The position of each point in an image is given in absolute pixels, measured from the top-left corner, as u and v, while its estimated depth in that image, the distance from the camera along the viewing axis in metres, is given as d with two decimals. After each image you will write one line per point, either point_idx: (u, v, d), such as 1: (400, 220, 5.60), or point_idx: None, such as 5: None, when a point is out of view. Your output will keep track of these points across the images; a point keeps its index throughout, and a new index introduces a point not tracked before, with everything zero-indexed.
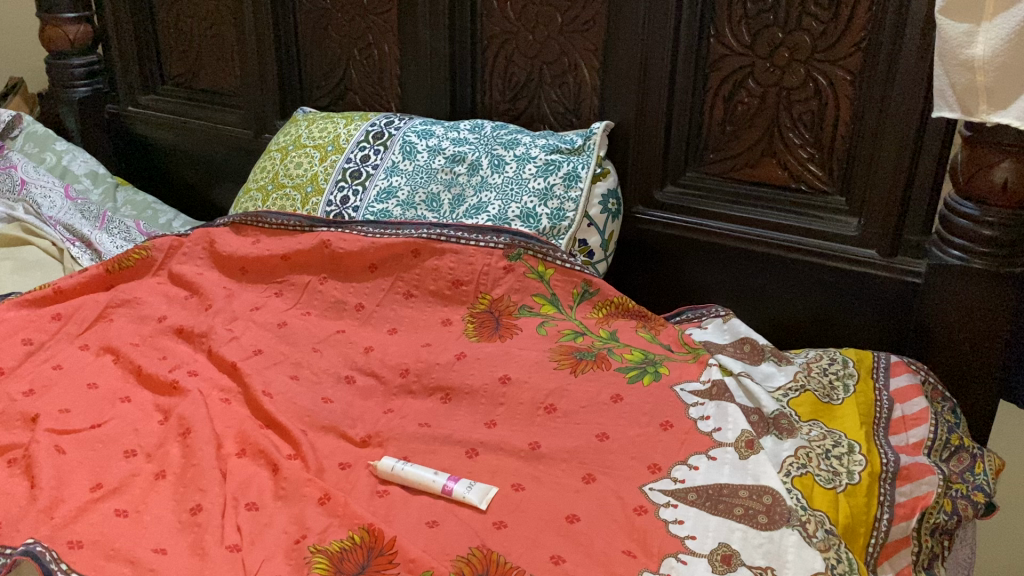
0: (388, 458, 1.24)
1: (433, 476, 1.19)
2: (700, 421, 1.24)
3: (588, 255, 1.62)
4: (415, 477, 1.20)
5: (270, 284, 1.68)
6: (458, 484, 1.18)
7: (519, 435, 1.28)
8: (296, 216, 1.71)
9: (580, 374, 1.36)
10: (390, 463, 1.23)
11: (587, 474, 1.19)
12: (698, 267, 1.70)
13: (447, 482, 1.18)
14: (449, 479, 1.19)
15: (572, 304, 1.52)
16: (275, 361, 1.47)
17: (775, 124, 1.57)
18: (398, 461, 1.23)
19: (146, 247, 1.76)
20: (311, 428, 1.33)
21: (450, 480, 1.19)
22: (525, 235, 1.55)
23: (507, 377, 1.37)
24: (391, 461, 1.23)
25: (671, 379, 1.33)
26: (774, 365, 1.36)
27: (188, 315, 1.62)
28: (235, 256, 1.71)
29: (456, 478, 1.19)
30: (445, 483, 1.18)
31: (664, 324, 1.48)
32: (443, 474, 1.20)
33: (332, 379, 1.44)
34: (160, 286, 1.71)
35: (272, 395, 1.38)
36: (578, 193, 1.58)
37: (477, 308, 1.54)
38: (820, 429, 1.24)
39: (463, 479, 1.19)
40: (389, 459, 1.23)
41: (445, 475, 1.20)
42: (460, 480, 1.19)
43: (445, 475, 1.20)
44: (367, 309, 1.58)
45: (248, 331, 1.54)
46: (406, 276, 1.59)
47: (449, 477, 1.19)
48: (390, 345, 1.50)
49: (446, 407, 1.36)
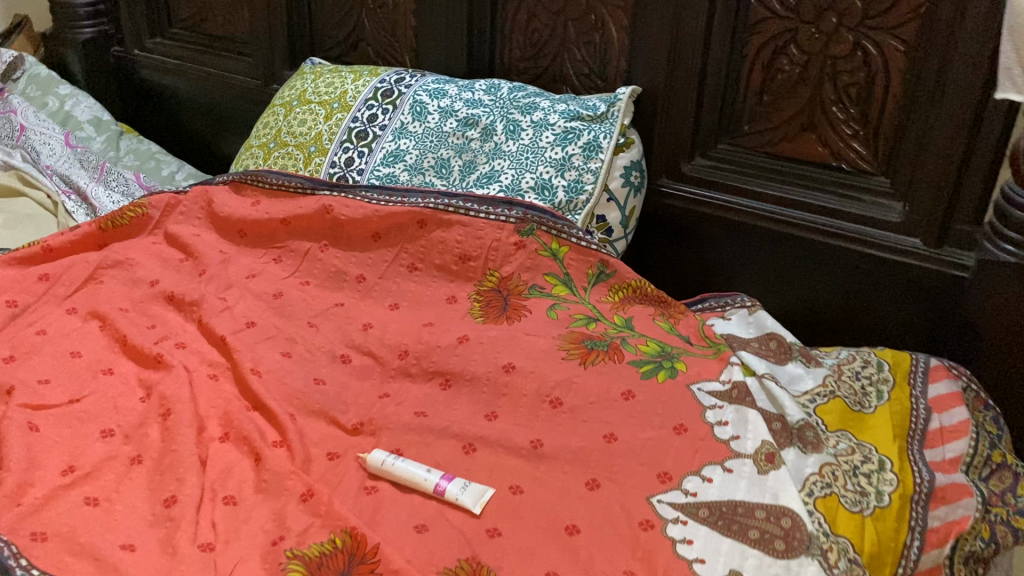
0: (378, 451, 1.16)
1: (426, 474, 1.12)
2: (717, 427, 1.14)
3: (606, 233, 1.50)
4: (407, 474, 1.12)
5: (269, 249, 1.59)
6: (452, 484, 1.10)
7: (521, 432, 1.19)
8: (297, 177, 1.60)
9: (589, 367, 1.26)
10: (381, 457, 1.15)
11: (591, 480, 1.10)
12: (724, 249, 1.58)
13: (439, 482, 1.11)
14: (442, 477, 1.11)
15: (587, 285, 1.41)
16: (267, 336, 1.38)
17: (818, 95, 1.43)
18: (391, 455, 1.15)
19: (142, 205, 1.67)
20: (301, 413, 1.25)
21: (443, 479, 1.11)
22: (539, 209, 1.44)
23: (511, 365, 1.27)
24: (383, 454, 1.15)
25: (687, 377, 1.22)
26: (802, 367, 1.23)
27: (181, 281, 1.53)
28: (233, 218, 1.62)
29: (449, 477, 1.12)
30: (438, 482, 1.11)
31: (684, 313, 1.37)
32: (436, 472, 1.13)
33: (326, 357, 1.35)
34: (155, 247, 1.63)
35: (262, 373, 1.30)
36: (599, 165, 1.46)
37: (485, 287, 1.44)
38: (849, 440, 1.12)
39: (457, 478, 1.12)
40: (380, 452, 1.16)
41: (438, 473, 1.12)
42: (454, 478, 1.11)
43: (438, 473, 1.12)
44: (369, 282, 1.49)
45: (242, 300, 1.46)
46: (411, 248, 1.49)
47: (442, 475, 1.12)
48: (391, 322, 1.41)
49: (446, 394, 1.27)
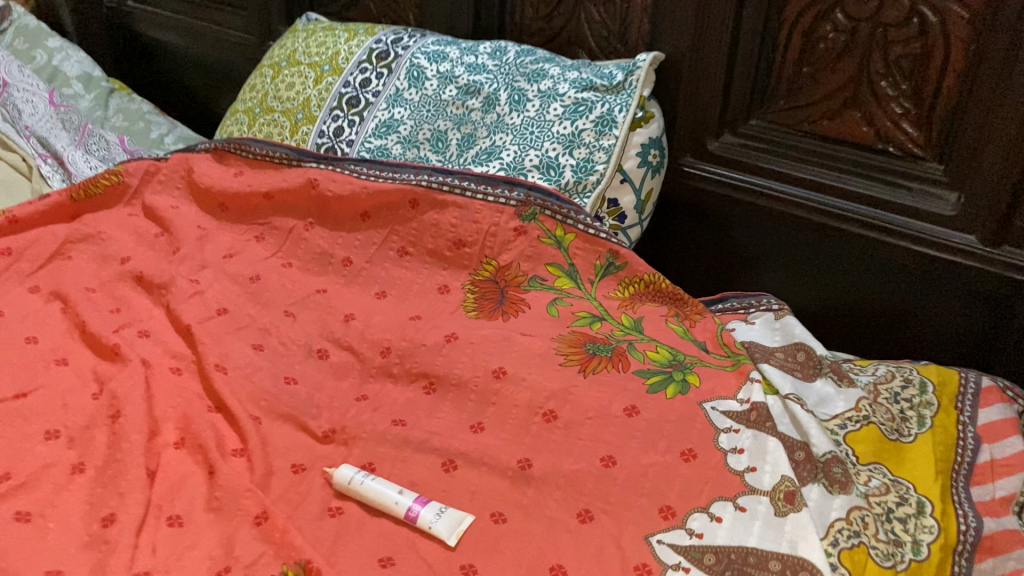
0: (348, 466, 1.03)
1: (397, 496, 0.99)
2: (731, 455, 0.99)
3: (618, 219, 1.35)
4: (376, 496, 1.00)
5: (251, 225, 1.46)
6: (425, 509, 0.97)
7: (508, 449, 1.05)
8: (283, 147, 1.47)
9: (589, 376, 1.11)
10: (349, 474, 1.02)
11: (584, 511, 0.97)
12: (754, 237, 1.43)
13: (411, 506, 0.98)
14: (415, 500, 0.99)
15: (594, 278, 1.26)
16: (239, 326, 1.26)
17: (865, 67, 1.24)
18: (362, 472, 1.03)
19: (118, 172, 1.55)
20: (267, 416, 1.12)
21: (416, 503, 0.98)
22: (543, 190, 1.29)
23: (501, 370, 1.13)
24: (352, 471, 1.02)
25: (700, 394, 1.07)
26: (832, 386, 1.07)
27: (154, 258, 1.41)
28: (214, 190, 1.49)
29: (424, 499, 0.99)
30: (410, 506, 0.98)
31: (701, 314, 1.22)
32: (410, 494, 1.00)
33: (302, 352, 1.22)
34: (131, 219, 1.51)
35: (227, 369, 1.18)
36: (612, 142, 1.30)
37: (480, 277, 1.29)
38: (883, 476, 0.97)
39: (433, 501, 0.99)
40: (349, 468, 1.03)
41: (411, 494, 1.00)
42: (429, 502, 0.99)
43: (412, 495, 1.00)
44: (355, 266, 1.36)
45: (215, 283, 1.33)
46: (402, 230, 1.35)
47: (415, 498, 0.99)
48: (375, 314, 1.28)
49: (429, 401, 1.14)
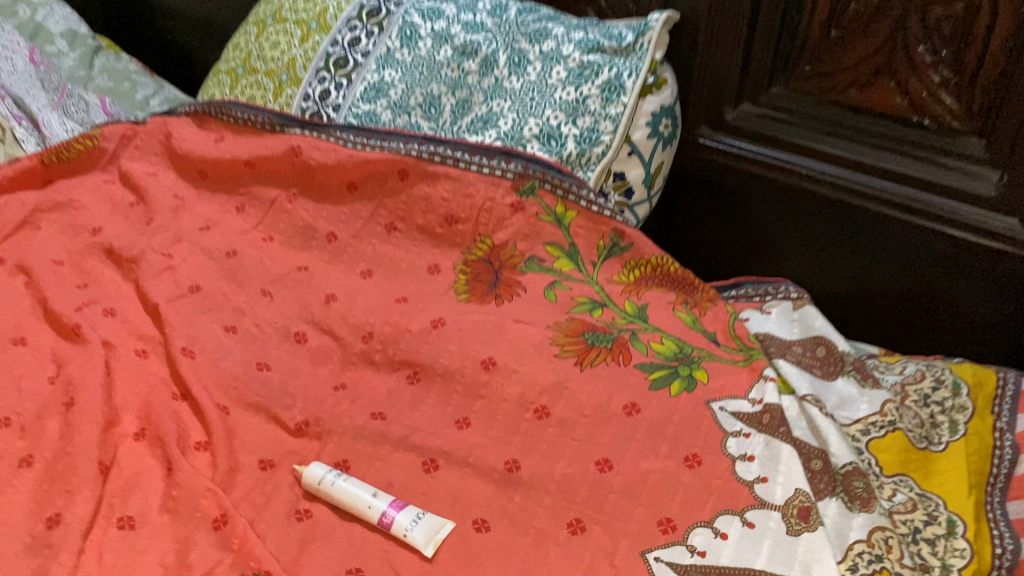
0: (318, 464, 0.94)
1: (369, 500, 0.90)
2: (740, 462, 0.89)
3: (625, 195, 1.24)
4: (348, 499, 0.91)
5: (231, 196, 1.37)
6: (400, 515, 0.88)
7: (495, 449, 0.96)
8: (265, 111, 1.37)
9: (586, 370, 1.01)
10: (319, 473, 0.93)
11: (574, 521, 0.87)
12: (773, 215, 1.32)
13: (385, 512, 0.89)
14: (390, 505, 0.90)
15: (596, 260, 1.16)
16: (212, 306, 1.17)
17: (901, 31, 1.10)
18: (333, 471, 0.94)
19: (94, 136, 1.45)
20: (236, 407, 1.04)
21: (390, 508, 0.89)
22: (544, 161, 1.18)
23: (491, 361, 1.04)
24: (322, 470, 0.93)
25: (707, 392, 0.97)
26: (855, 386, 0.97)
27: (127, 229, 1.32)
28: (193, 157, 1.39)
29: (399, 504, 0.90)
30: (385, 511, 0.89)
31: (712, 301, 1.11)
32: (384, 497, 0.91)
33: (277, 335, 1.13)
34: (107, 186, 1.42)
35: (195, 354, 1.09)
36: (620, 110, 1.18)
37: (474, 256, 1.20)
38: (909, 491, 0.87)
39: (410, 505, 0.90)
40: (319, 467, 0.94)
41: (386, 498, 0.91)
42: (405, 506, 0.90)
43: (386, 499, 0.91)
44: (340, 242, 1.26)
45: (189, 258, 1.24)
46: (390, 203, 1.25)
47: (390, 502, 0.90)
48: (359, 295, 1.18)
49: (412, 392, 1.04)
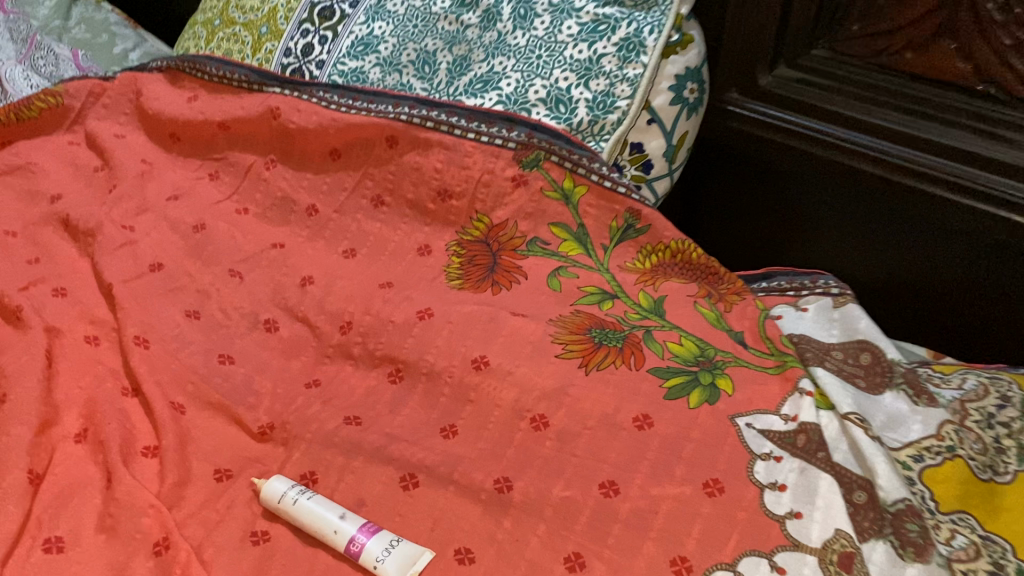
0: (280, 479, 0.82)
1: (336, 523, 0.77)
2: (769, 491, 0.76)
3: (643, 169, 1.09)
4: (312, 521, 0.78)
5: (205, 161, 1.24)
6: (370, 543, 0.75)
7: (483, 464, 0.82)
8: (243, 68, 1.25)
9: (592, 373, 0.87)
10: (281, 490, 0.80)
11: (572, 555, 0.74)
12: (811, 193, 1.16)
13: (353, 538, 0.76)
14: (359, 529, 0.76)
15: (607, 243, 1.02)
16: (174, 288, 1.04)
17: None
18: (297, 487, 0.81)
19: (56, 94, 1.33)
20: (193, 405, 0.91)
21: (360, 533, 0.76)
22: (550, 129, 1.04)
23: (483, 360, 0.90)
24: (284, 486, 0.81)
25: (732, 405, 0.83)
26: (906, 402, 0.83)
27: (88, 197, 1.19)
28: (164, 117, 1.26)
29: (371, 528, 0.77)
30: (353, 536, 0.76)
31: (739, 295, 0.97)
32: (353, 519, 0.78)
33: (245, 323, 1.01)
34: (70, 148, 1.29)
35: (149, 343, 0.96)
36: (639, 71, 1.01)
37: (469, 236, 1.06)
38: (971, 534, 0.73)
39: (383, 530, 0.77)
40: (281, 482, 0.81)
41: (356, 520, 0.77)
42: (377, 531, 0.76)
43: (356, 521, 0.77)
44: (322, 217, 1.13)
45: (152, 233, 1.11)
46: (376, 173, 1.12)
47: (360, 525, 0.77)
48: (339, 278, 1.05)
49: (393, 392, 0.91)
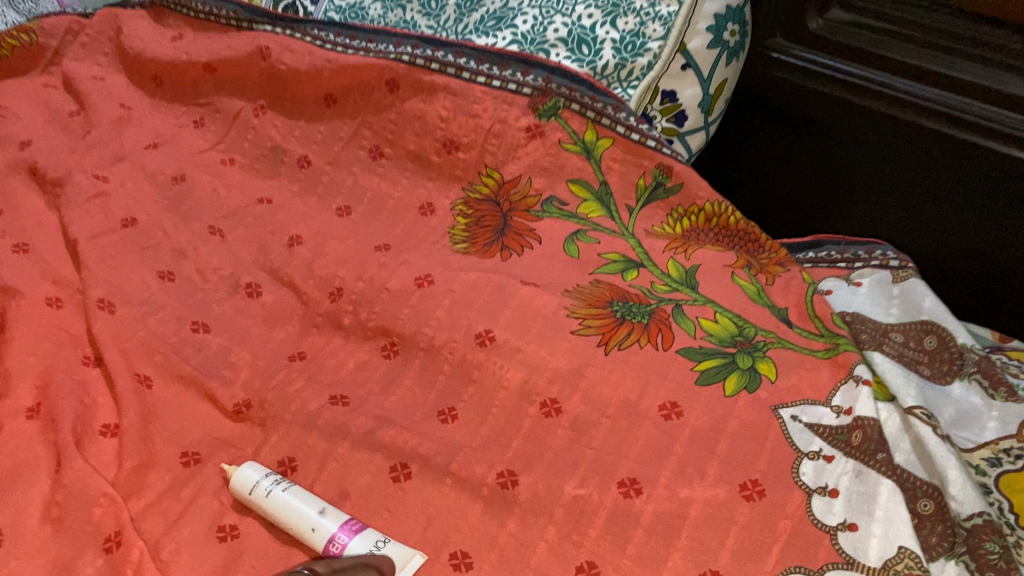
0: (252, 467, 0.70)
1: (313, 520, 0.65)
2: (818, 497, 0.65)
3: (675, 120, 0.97)
4: (286, 517, 0.66)
5: (189, 107, 1.13)
6: (352, 545, 0.63)
7: (486, 455, 0.71)
8: (230, 3, 1.15)
9: (612, 353, 0.76)
10: (253, 480, 0.69)
11: (585, 566, 0.62)
12: (861, 154, 1.01)
13: (332, 540, 0.64)
14: (340, 528, 0.65)
15: (634, 204, 0.91)
16: (148, 245, 0.94)
17: None
18: (272, 477, 0.69)
19: (31, 31, 1.23)
20: (161, 377, 0.80)
21: (340, 533, 0.64)
22: (571, 73, 0.92)
23: (489, 336, 0.79)
24: (256, 476, 0.69)
25: (773, 395, 0.72)
26: (980, 396, 0.72)
27: (60, 143, 1.08)
28: (146, 58, 1.16)
29: (354, 527, 0.65)
30: (333, 536, 0.64)
31: (782, 266, 0.86)
32: (334, 516, 0.66)
33: (225, 287, 0.90)
34: (45, 91, 1.18)
35: (115, 308, 0.86)
36: (674, 8, 0.89)
37: (477, 194, 0.96)
38: None
39: (368, 529, 0.65)
40: (254, 470, 0.70)
41: (337, 517, 0.66)
42: (361, 531, 0.65)
43: (336, 518, 0.66)
44: (315, 169, 1.02)
45: (127, 185, 1.01)
46: (375, 122, 1.01)
47: (342, 524, 0.65)
48: (330, 238, 0.94)
49: (386, 369, 0.81)
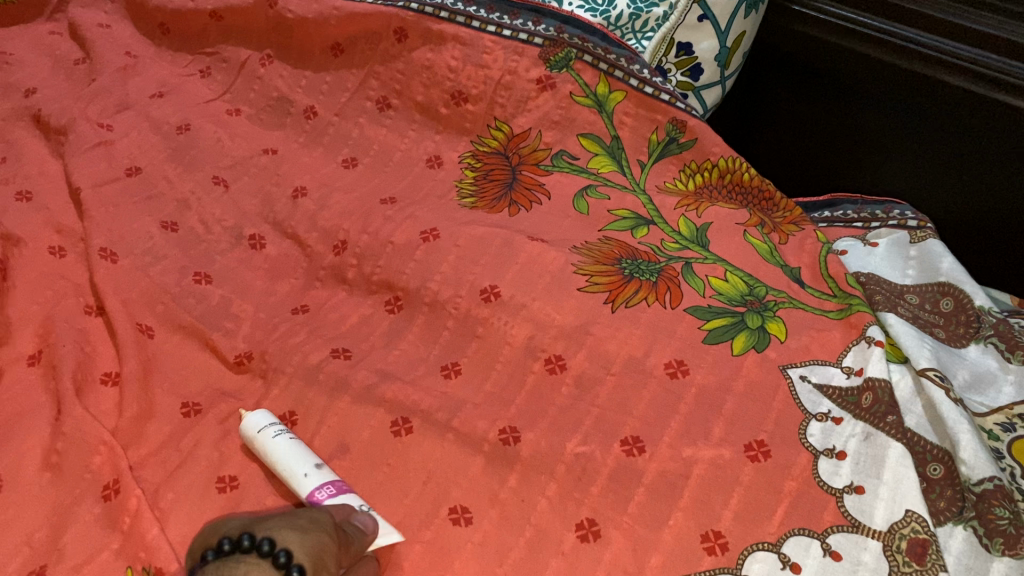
0: (263, 412, 0.69)
1: (306, 469, 0.64)
2: (826, 459, 0.63)
3: (690, 75, 0.95)
4: (281, 460, 0.65)
5: (195, 56, 1.12)
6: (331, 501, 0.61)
7: (489, 411, 0.69)
8: None
9: (619, 311, 0.74)
10: (260, 422, 0.68)
11: (586, 524, 0.61)
12: (878, 110, 0.98)
13: (317, 490, 0.62)
14: (327, 484, 0.63)
15: (645, 159, 0.89)
16: (152, 195, 0.93)
17: None
18: (279, 425, 0.68)
19: None
20: (162, 328, 0.80)
21: (327, 487, 0.63)
22: (584, 23, 0.90)
23: (494, 291, 0.77)
24: (265, 419, 0.68)
25: (782, 354, 0.71)
26: (995, 359, 0.71)
27: (65, 91, 1.06)
28: (151, 6, 1.14)
29: (340, 487, 0.63)
30: (318, 488, 0.62)
31: (796, 225, 0.84)
32: (326, 473, 0.64)
33: (228, 238, 0.89)
34: (50, 39, 1.16)
35: (116, 258, 0.85)
36: None
37: (486, 147, 0.94)
38: None
39: (352, 493, 0.63)
40: (264, 415, 0.69)
41: (327, 475, 0.64)
42: (346, 492, 0.63)
43: (327, 476, 0.64)
44: (321, 120, 1.01)
45: (132, 134, 1.00)
46: (383, 72, 1.00)
47: (329, 481, 0.63)
48: (336, 190, 0.92)
49: (389, 323, 0.79)
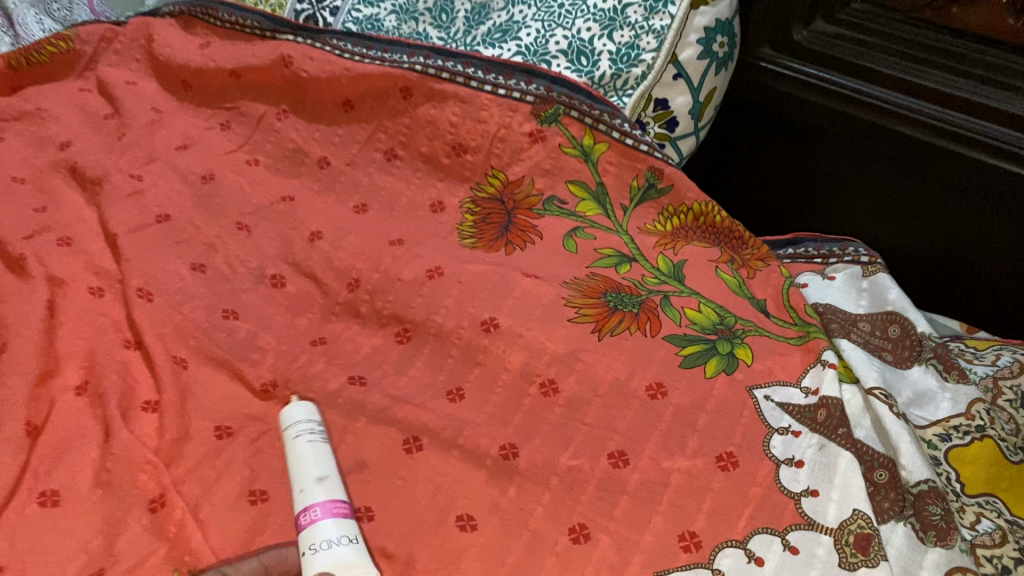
0: (301, 408, 0.78)
1: (305, 482, 0.71)
2: (786, 468, 0.72)
3: (666, 126, 1.06)
4: (294, 465, 0.73)
5: (216, 111, 1.22)
6: (315, 521, 0.68)
7: (490, 430, 0.78)
8: (254, 15, 1.27)
9: (605, 339, 0.84)
10: (294, 419, 0.77)
11: (578, 528, 0.70)
12: (842, 152, 1.12)
13: (311, 506, 0.69)
14: (319, 505, 0.69)
15: (627, 203, 0.99)
16: (181, 239, 1.02)
17: None
18: (308, 425, 0.76)
19: (69, 39, 1.32)
20: (195, 359, 0.88)
21: (315, 508, 0.69)
22: (571, 82, 1.01)
23: (493, 323, 0.87)
24: (298, 417, 0.77)
25: (750, 376, 0.80)
26: (935, 378, 0.81)
27: (98, 145, 1.16)
28: (176, 66, 1.26)
29: (330, 509, 0.69)
30: (310, 505, 0.69)
31: (763, 261, 0.95)
32: (323, 490, 0.71)
33: (251, 278, 0.99)
34: (81, 95, 1.26)
35: (152, 297, 0.94)
36: (666, 22, 0.98)
37: (484, 193, 1.03)
38: (998, 518, 0.71)
39: (343, 517, 0.69)
40: (300, 411, 0.77)
41: (325, 492, 0.70)
42: (334, 516, 0.68)
43: (325, 491, 0.71)
44: (333, 169, 1.11)
45: (160, 183, 1.09)
46: (390, 125, 1.10)
47: (323, 501, 0.69)
48: (348, 233, 1.02)
49: (399, 352, 0.88)
